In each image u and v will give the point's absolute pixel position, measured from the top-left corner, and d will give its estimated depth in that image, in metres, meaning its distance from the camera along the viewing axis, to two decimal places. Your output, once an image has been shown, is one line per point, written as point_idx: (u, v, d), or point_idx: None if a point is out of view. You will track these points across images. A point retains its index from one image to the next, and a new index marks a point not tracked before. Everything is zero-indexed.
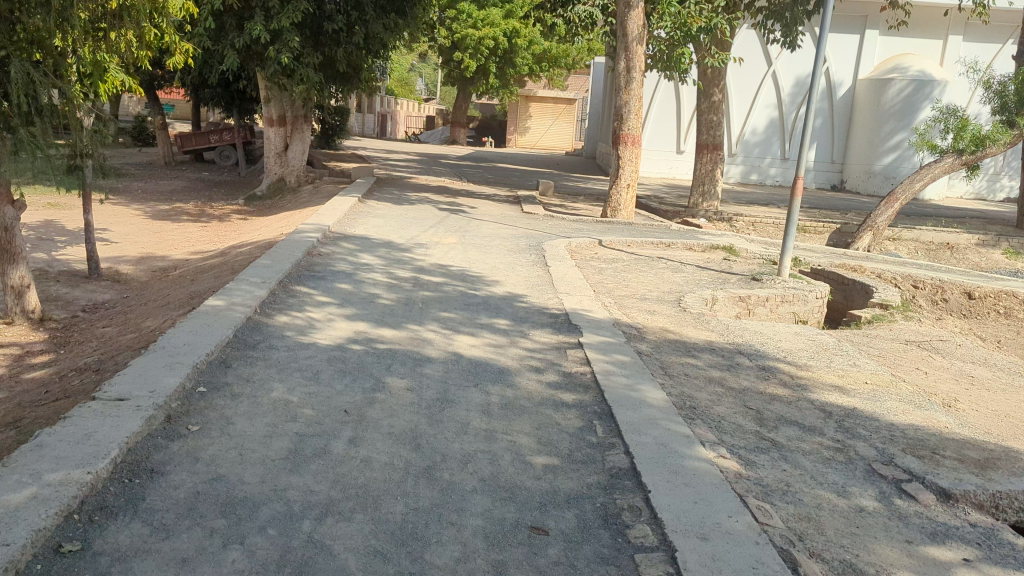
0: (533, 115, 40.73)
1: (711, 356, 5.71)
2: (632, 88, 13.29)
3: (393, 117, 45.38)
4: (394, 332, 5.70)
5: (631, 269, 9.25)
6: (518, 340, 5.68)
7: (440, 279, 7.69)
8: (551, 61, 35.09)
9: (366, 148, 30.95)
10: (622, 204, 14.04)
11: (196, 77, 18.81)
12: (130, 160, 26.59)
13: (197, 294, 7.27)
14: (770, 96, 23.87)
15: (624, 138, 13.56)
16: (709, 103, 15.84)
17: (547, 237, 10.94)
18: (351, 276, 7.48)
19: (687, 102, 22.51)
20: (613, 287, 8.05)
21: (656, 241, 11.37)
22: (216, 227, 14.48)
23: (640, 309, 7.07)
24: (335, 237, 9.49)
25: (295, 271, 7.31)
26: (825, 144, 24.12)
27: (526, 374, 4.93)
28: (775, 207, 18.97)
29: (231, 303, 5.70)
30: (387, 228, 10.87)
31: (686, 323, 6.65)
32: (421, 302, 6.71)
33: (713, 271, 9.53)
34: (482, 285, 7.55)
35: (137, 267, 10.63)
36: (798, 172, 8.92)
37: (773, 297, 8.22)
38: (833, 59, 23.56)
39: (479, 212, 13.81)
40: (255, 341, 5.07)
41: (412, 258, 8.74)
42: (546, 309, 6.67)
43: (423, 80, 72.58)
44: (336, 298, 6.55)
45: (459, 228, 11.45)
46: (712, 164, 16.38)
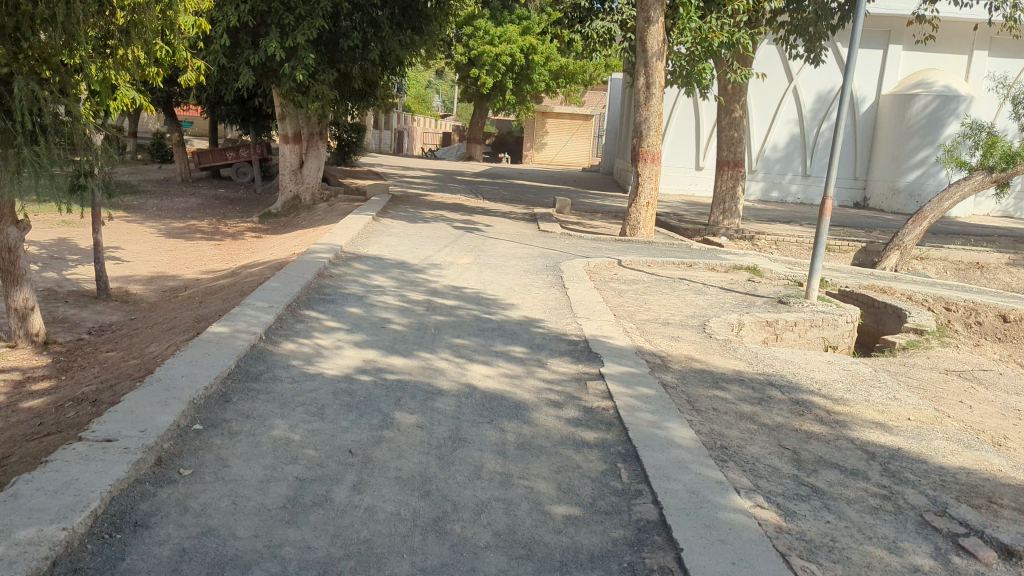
0: (551, 132, 40.56)
1: (740, 388, 5.39)
2: (652, 104, 13.01)
3: (409, 134, 45.37)
4: (406, 361, 5.42)
5: (653, 291, 8.94)
6: (535, 370, 5.39)
7: (454, 303, 7.41)
8: (569, 78, 34.91)
9: (382, 164, 30.84)
10: (641, 223, 13.73)
11: (212, 94, 18.73)
12: (147, 177, 26.58)
13: (203, 318, 7.02)
14: (791, 112, 23.53)
15: (643, 155, 13.29)
16: (730, 119, 15.54)
17: (566, 257, 10.66)
18: (362, 299, 7.23)
19: (706, 117, 22.20)
20: (635, 311, 7.74)
21: (677, 261, 11.07)
22: (229, 245, 14.29)
23: (664, 336, 6.76)
24: (347, 258, 9.25)
25: (305, 294, 7.05)
26: (848, 161, 23.72)
27: (544, 409, 4.63)
28: (797, 225, 18.60)
29: (234, 329, 5.43)
30: (401, 247, 10.62)
31: (713, 351, 6.32)
32: (434, 328, 6.43)
33: (738, 293, 9.22)
34: (498, 309, 7.26)
35: (147, 287, 10.42)
36: (827, 191, 8.58)
37: (801, 321, 7.88)
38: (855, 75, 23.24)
39: (496, 231, 13.56)
40: (258, 372, 4.80)
41: (426, 280, 8.47)
42: (565, 335, 6.37)
43: (439, 96, 72.75)
44: (346, 323, 6.28)
45: (475, 248, 11.19)
46: (733, 181, 16.05)
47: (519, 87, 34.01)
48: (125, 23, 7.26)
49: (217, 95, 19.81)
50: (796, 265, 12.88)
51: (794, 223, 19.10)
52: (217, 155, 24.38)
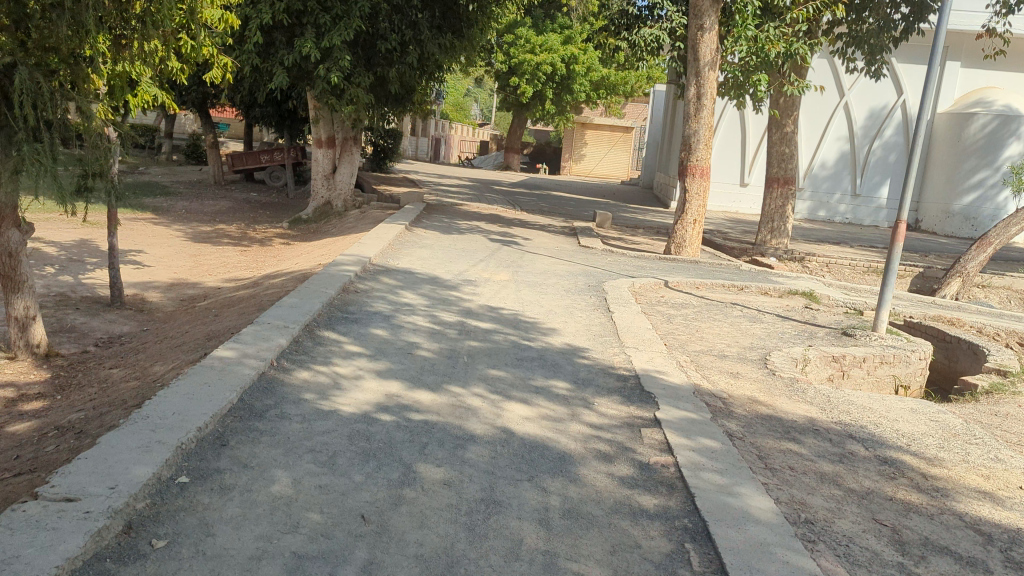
0: (589, 143, 39.90)
1: (817, 440, 4.67)
2: (702, 116, 12.31)
3: (447, 142, 44.96)
4: (434, 396, 4.78)
5: (704, 317, 8.23)
6: (580, 412, 4.72)
7: (489, 326, 6.77)
8: (609, 89, 34.20)
9: (417, 172, 30.41)
10: (687, 240, 13.00)
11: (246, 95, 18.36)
12: (180, 179, 26.40)
13: (214, 335, 6.46)
14: (842, 128, 22.65)
15: (691, 169, 12.57)
16: (780, 134, 14.77)
17: (608, 277, 9.99)
18: (389, 319, 6.61)
19: (753, 130, 21.41)
20: (686, 341, 7.04)
21: (727, 283, 10.34)
22: (256, 252, 13.82)
23: (722, 372, 6.05)
24: (375, 271, 8.67)
25: (326, 313, 6.45)
26: (899, 180, 22.74)
27: (592, 464, 3.95)
28: (848, 247, 17.74)
29: (242, 354, 4.83)
30: (433, 261, 10.02)
31: (780, 392, 5.60)
32: (467, 355, 5.79)
33: (796, 322, 8.47)
34: (537, 334, 6.61)
35: (166, 295, 9.94)
36: (901, 215, 7.77)
37: (870, 357, 7.11)
38: (910, 92, 22.28)
39: (533, 245, 12.94)
40: (263, 408, 4.19)
41: (459, 298, 7.85)
42: (613, 368, 5.70)
43: (478, 105, 72.61)
44: (369, 348, 5.67)
45: (511, 263, 10.55)
46: (782, 199, 15.24)
47: (559, 97, 33.39)
48: (142, 13, 6.72)
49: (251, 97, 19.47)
50: (852, 290, 12.08)
51: (844, 244, 18.25)
52: (251, 158, 24.08)
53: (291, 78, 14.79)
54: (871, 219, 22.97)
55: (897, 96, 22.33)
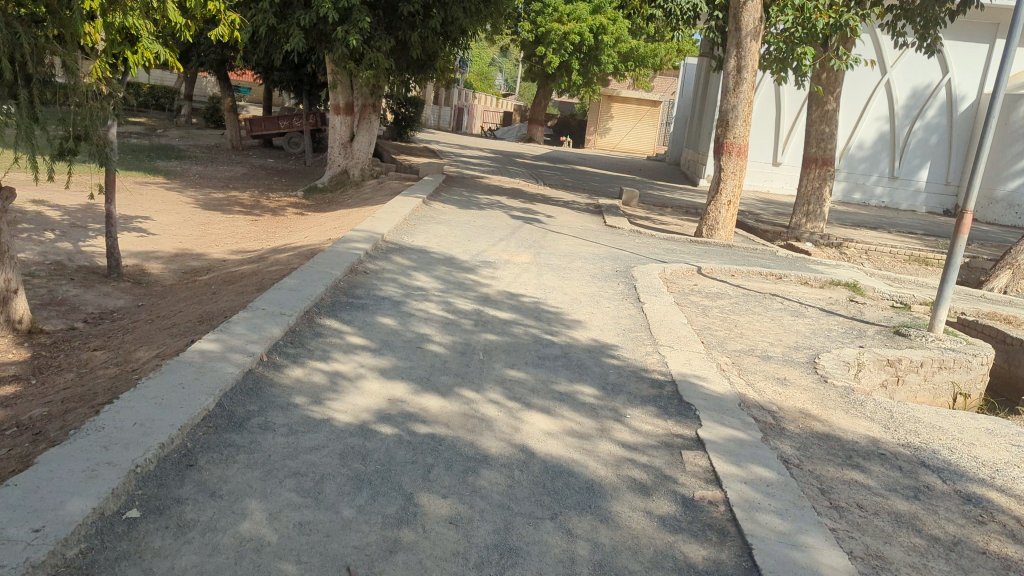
0: (616, 116, 38.98)
1: (886, 469, 4.02)
2: (742, 91, 11.54)
3: (470, 112, 44.23)
4: (444, 402, 4.18)
5: (742, 310, 7.58)
6: (611, 427, 4.11)
7: (509, 316, 6.16)
8: (638, 61, 33.22)
9: (439, 142, 29.74)
10: (721, 223, 12.29)
11: (263, 56, 17.71)
12: (198, 143, 25.90)
13: (207, 318, 5.89)
14: (882, 107, 21.70)
15: (727, 147, 11.83)
16: (821, 112, 13.95)
17: (637, 261, 9.34)
18: (398, 305, 6.02)
19: (788, 105, 20.53)
20: (724, 338, 6.40)
21: (764, 271, 9.66)
22: (267, 222, 13.27)
23: (767, 377, 5.41)
24: (387, 249, 8.07)
25: (329, 297, 5.86)
26: (940, 164, 21.81)
27: (627, 498, 3.33)
28: (886, 233, 16.94)
29: (227, 348, 4.24)
30: (450, 239, 9.40)
31: (834, 405, 4.96)
32: (483, 352, 5.18)
33: (842, 317, 7.80)
34: (561, 328, 5.99)
35: (167, 266, 9.40)
36: (967, 204, 7.03)
37: (927, 362, 6.42)
38: (956, 71, 21.25)
39: (557, 222, 12.30)
40: (244, 414, 3.61)
41: (476, 283, 7.24)
42: (646, 372, 5.07)
43: (502, 76, 71.67)
44: (375, 341, 5.07)
45: (534, 243, 9.93)
46: (820, 180, 14.44)
47: (586, 69, 32.48)
48: None
49: (268, 60, 18.84)
50: (896, 281, 11.35)
51: (882, 230, 17.45)
52: (270, 123, 23.52)
53: (308, 40, 14.15)
54: (908, 204, 22.12)
55: (943, 75, 21.31)
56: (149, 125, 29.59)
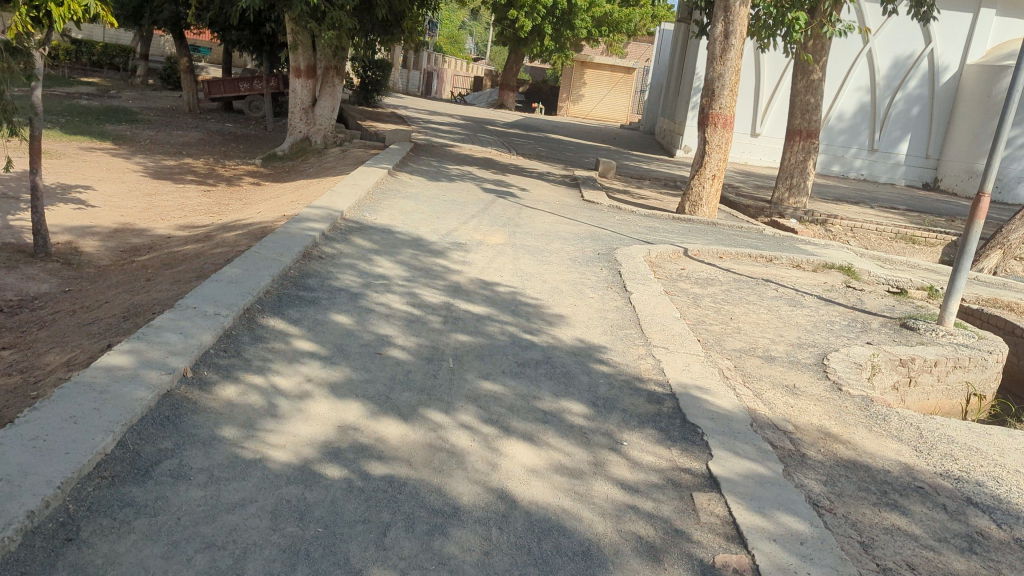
0: (588, 83, 38.11)
1: (929, 509, 3.40)
2: (729, 58, 10.83)
3: (439, 77, 43.06)
4: (405, 430, 3.47)
5: (736, 300, 6.94)
6: (606, 460, 3.43)
7: (482, 310, 5.46)
8: (612, 26, 32.35)
9: (407, 107, 28.73)
10: (704, 198, 11.64)
11: (217, 14, 16.65)
12: (152, 105, 24.67)
13: (135, 312, 5.12)
14: (863, 77, 21.14)
15: (713, 118, 11.15)
16: (806, 81, 13.29)
17: (619, 242, 8.68)
18: (356, 299, 5.29)
19: (768, 73, 19.92)
20: (722, 336, 5.75)
21: (754, 252, 9.04)
22: (220, 193, 12.39)
23: (775, 385, 4.77)
24: (346, 229, 7.30)
25: (276, 289, 5.11)
26: (920, 136, 21.38)
27: (632, 568, 2.67)
28: (868, 208, 16.45)
29: (142, 362, 3.49)
30: (416, 216, 8.64)
31: (854, 421, 4.34)
32: (453, 357, 4.47)
33: (842, 307, 7.20)
34: (541, 324, 5.32)
35: (105, 244, 8.55)
36: (984, 185, 6.40)
37: (942, 361, 5.83)
38: (939, 41, 20.74)
39: (532, 196, 11.60)
40: (153, 457, 2.89)
41: (445, 269, 6.52)
42: (641, 383, 4.40)
43: (472, 40, 70.24)
44: (326, 346, 4.34)
45: (508, 221, 9.22)
46: (804, 153, 13.83)
47: (558, 33, 31.45)
48: None
49: (224, 18, 17.73)
50: (887, 263, 10.81)
51: (864, 205, 16.96)
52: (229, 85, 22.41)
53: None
54: (887, 177, 21.66)
55: (926, 44, 20.78)
56: (101, 86, 28.20)
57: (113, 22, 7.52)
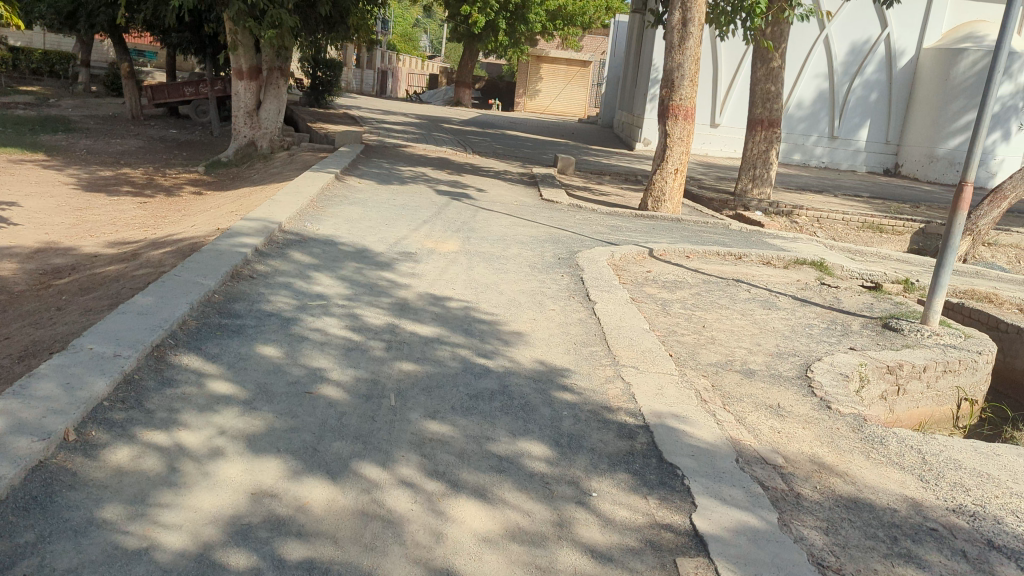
0: (545, 78, 37.64)
1: (946, 559, 2.93)
2: (688, 46, 10.40)
3: (394, 75, 42.32)
4: (333, 493, 2.92)
5: (707, 305, 6.48)
6: (572, 519, 2.91)
7: (431, 331, 4.92)
8: (567, 19, 31.92)
9: (360, 107, 28.02)
10: (667, 193, 11.20)
11: (153, 15, 15.91)
12: (93, 113, 23.67)
13: (33, 352, 4.50)
14: (821, 64, 20.85)
15: (673, 110, 10.71)
16: (765, 69, 12.87)
17: (580, 244, 8.19)
18: (288, 326, 4.70)
19: (725, 63, 19.63)
20: (695, 348, 5.27)
21: (722, 250, 8.61)
22: (158, 204, 11.68)
23: (757, 406, 4.29)
24: (284, 243, 6.69)
25: (196, 319, 4.51)
26: (879, 122, 21.23)
27: None
28: (833, 196, 16.19)
29: (10, 425, 2.88)
30: (363, 224, 8.05)
31: (849, 446, 3.87)
32: (396, 392, 3.91)
33: (819, 306, 6.79)
34: (496, 345, 4.79)
35: (23, 266, 7.84)
36: (965, 175, 5.99)
37: (931, 366, 5.40)
38: (895, 26, 20.58)
39: (489, 197, 11.08)
40: (5, 561, 2.30)
41: (392, 283, 5.96)
42: (609, 414, 3.88)
43: (426, 37, 69.43)
44: (245, 388, 3.74)
45: (463, 225, 8.69)
46: (766, 143, 13.46)
47: (513, 28, 30.95)
48: None
49: (161, 19, 16.95)
50: (857, 255, 10.46)
51: (827, 193, 16.71)
52: (173, 90, 21.55)
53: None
54: (848, 164, 21.45)
55: (882, 29, 20.62)
56: (40, 94, 27.06)
57: (15, 22, 6.82)
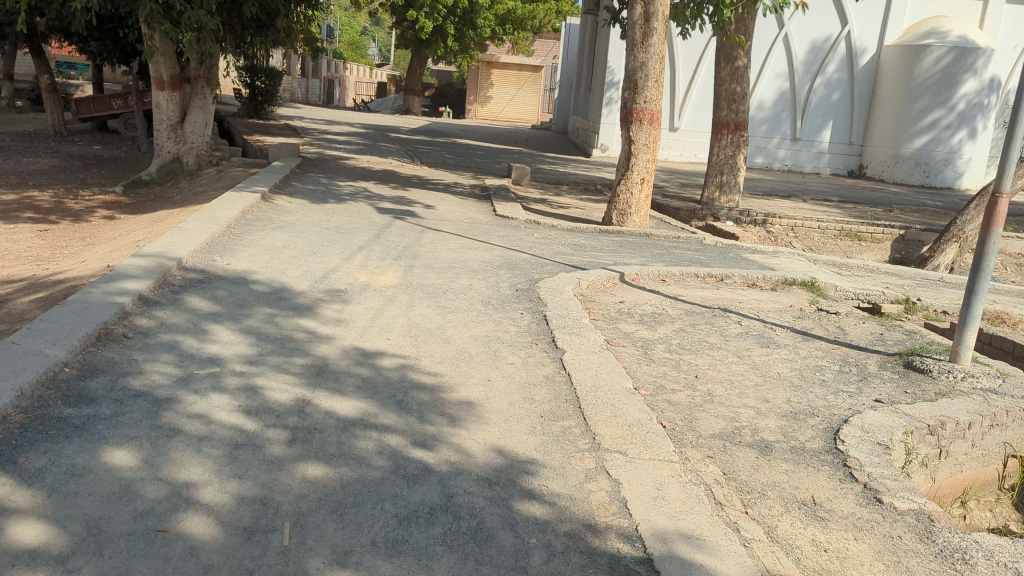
0: (496, 84, 36.59)
1: None
2: (652, 43, 9.41)
3: (341, 84, 40.93)
4: None
5: (695, 345, 5.43)
6: None
7: (355, 408, 3.76)
8: (516, 23, 30.88)
9: (303, 117, 26.65)
10: (634, 206, 10.18)
11: (64, 22, 14.54)
12: (11, 129, 21.99)
13: None
14: (781, 63, 20.10)
15: (637, 114, 9.71)
16: (730, 68, 11.99)
17: (541, 270, 7.10)
18: (156, 411, 3.49)
19: (683, 63, 18.82)
20: (692, 412, 4.18)
21: (701, 271, 7.59)
22: (60, 232, 10.33)
23: (787, 505, 3.22)
24: (181, 285, 5.48)
25: (26, 410, 3.31)
26: (842, 122, 20.54)
27: None
28: (802, 202, 15.39)
29: None
30: (286, 254, 6.86)
31: (924, 570, 2.80)
32: (294, 520, 2.76)
33: (824, 340, 5.78)
34: (439, 426, 3.65)
35: None
36: (998, 183, 5.02)
37: (977, 422, 4.38)
38: (856, 23, 19.94)
39: (438, 215, 9.96)
40: None
41: (311, 335, 4.78)
42: (597, 539, 2.77)
43: (374, 46, 68.06)
44: (65, 532, 2.56)
45: (406, 251, 7.54)
46: (733, 147, 12.52)
47: (461, 34, 29.89)
48: None
49: (75, 26, 15.54)
50: (843, 269, 9.56)
51: (794, 198, 15.89)
52: (100, 103, 19.98)
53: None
54: (811, 166, 20.72)
55: (842, 26, 19.93)
56: None
57: None
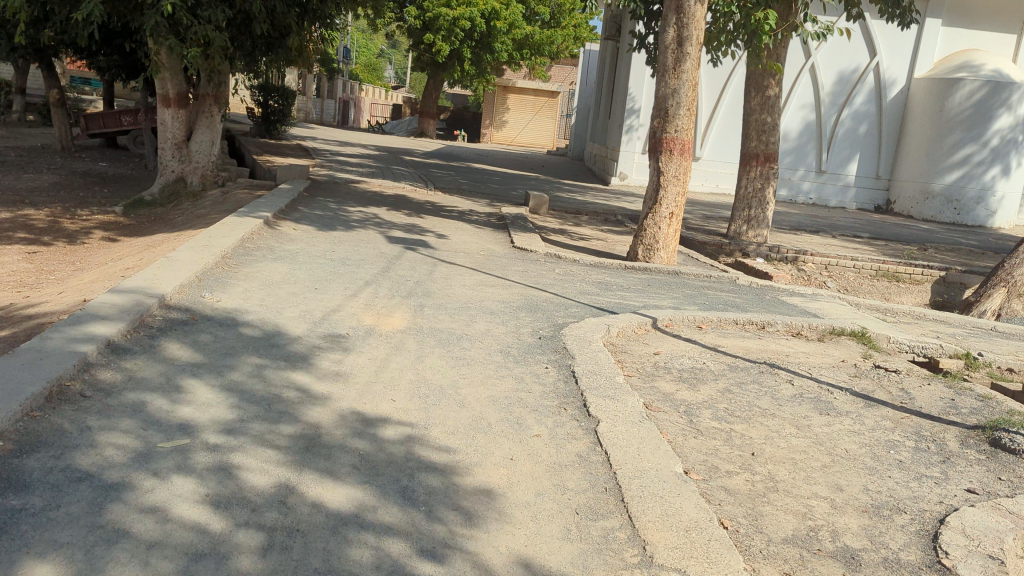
0: (511, 108, 36.18)
1: None
2: (685, 69, 8.77)
3: (355, 105, 40.61)
4: None
5: (744, 412, 4.71)
6: None
7: (349, 498, 3.06)
8: (533, 48, 30.42)
9: (316, 137, 26.17)
10: (661, 241, 9.47)
11: (70, 36, 14.05)
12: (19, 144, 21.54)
13: None
14: (806, 94, 19.52)
15: (667, 143, 9.05)
16: (762, 97, 11.35)
17: (565, 313, 6.41)
18: (102, 502, 2.81)
19: (708, 91, 18.22)
20: (756, 506, 3.47)
21: (741, 318, 6.88)
22: (49, 255, 9.70)
23: None
24: (160, 327, 4.82)
25: None
26: (869, 155, 19.86)
27: None
28: (830, 237, 14.71)
29: None
30: (283, 289, 6.21)
31: None
32: None
33: (887, 406, 5.06)
34: (453, 527, 2.94)
35: None
36: None
37: None
38: (886, 54, 19.33)
39: (451, 245, 9.30)
40: None
41: (304, 395, 4.09)
42: None
43: (390, 68, 68.10)
44: None
45: (416, 287, 6.87)
46: (762, 180, 11.83)
47: (478, 57, 29.44)
48: None
49: (82, 40, 15.04)
50: (887, 315, 8.84)
51: (823, 233, 15.23)
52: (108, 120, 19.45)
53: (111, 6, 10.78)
54: (837, 200, 20.01)
55: (871, 58, 19.34)
56: None
57: None
